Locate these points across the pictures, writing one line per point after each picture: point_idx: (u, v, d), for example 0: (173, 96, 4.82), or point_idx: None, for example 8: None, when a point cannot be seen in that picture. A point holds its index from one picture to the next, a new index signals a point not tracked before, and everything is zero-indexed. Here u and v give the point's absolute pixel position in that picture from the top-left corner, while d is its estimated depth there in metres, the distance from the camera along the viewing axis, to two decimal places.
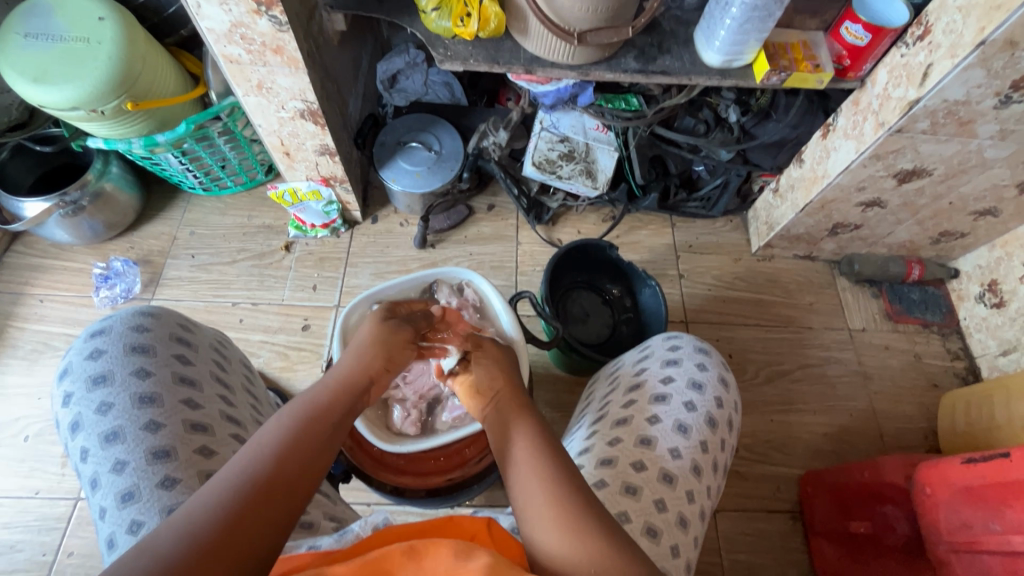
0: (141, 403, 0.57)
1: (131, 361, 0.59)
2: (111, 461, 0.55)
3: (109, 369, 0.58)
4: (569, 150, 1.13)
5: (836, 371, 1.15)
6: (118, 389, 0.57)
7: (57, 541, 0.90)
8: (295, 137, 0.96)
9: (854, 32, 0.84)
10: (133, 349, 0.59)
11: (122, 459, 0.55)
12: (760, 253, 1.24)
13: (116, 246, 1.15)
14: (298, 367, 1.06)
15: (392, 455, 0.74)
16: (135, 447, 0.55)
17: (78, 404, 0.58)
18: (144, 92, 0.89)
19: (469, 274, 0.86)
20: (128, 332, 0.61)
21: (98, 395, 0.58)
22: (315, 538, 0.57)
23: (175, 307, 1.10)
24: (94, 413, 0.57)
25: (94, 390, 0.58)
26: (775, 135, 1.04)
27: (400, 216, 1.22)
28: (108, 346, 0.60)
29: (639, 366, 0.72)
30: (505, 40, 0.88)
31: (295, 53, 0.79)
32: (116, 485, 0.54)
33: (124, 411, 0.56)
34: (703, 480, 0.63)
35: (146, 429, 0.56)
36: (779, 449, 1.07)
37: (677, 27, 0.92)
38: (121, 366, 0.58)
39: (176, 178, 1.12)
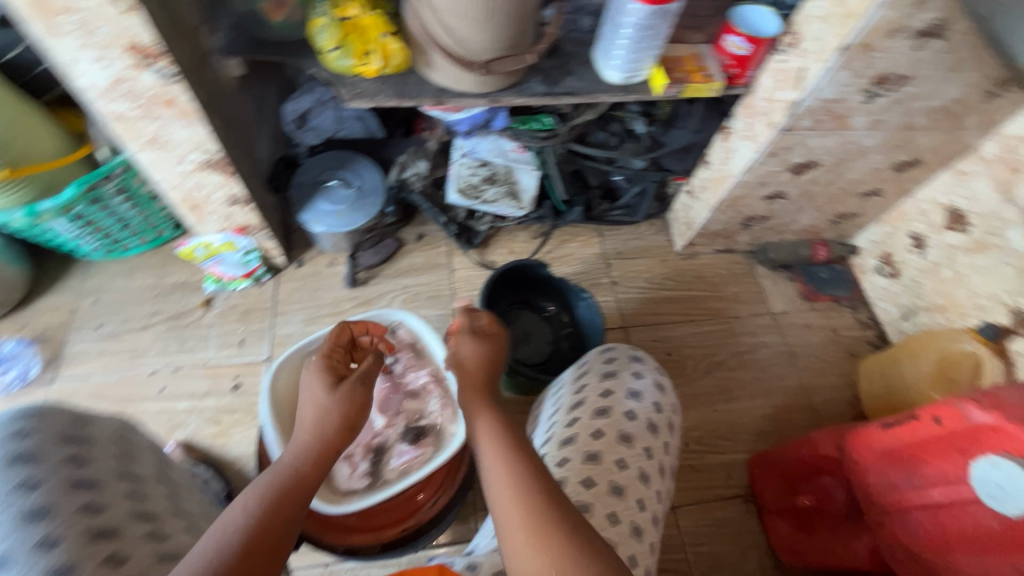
0: (30, 519, 0.50)
1: (12, 475, 0.52)
2: None
3: None
4: (491, 173, 1.15)
5: (766, 354, 1.22)
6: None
7: None
8: (201, 190, 0.91)
9: (735, 43, 0.91)
10: (15, 458, 0.53)
11: None
12: (684, 252, 1.31)
13: (6, 328, 1.03)
14: (233, 430, 0.99)
15: (341, 516, 0.70)
16: (27, 570, 0.48)
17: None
18: (16, 162, 0.82)
19: (399, 314, 0.82)
20: (7, 441, 0.54)
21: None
22: None
23: (84, 385, 1.00)
24: None
25: None
26: (681, 141, 1.11)
27: (327, 257, 1.18)
28: None
29: (578, 383, 0.73)
30: (410, 73, 0.88)
31: (188, 105, 0.75)
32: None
33: (9, 532, 0.50)
34: (652, 485, 0.64)
35: (39, 548, 0.49)
36: (724, 437, 1.11)
37: (577, 49, 0.96)
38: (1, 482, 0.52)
39: (70, 245, 1.03)
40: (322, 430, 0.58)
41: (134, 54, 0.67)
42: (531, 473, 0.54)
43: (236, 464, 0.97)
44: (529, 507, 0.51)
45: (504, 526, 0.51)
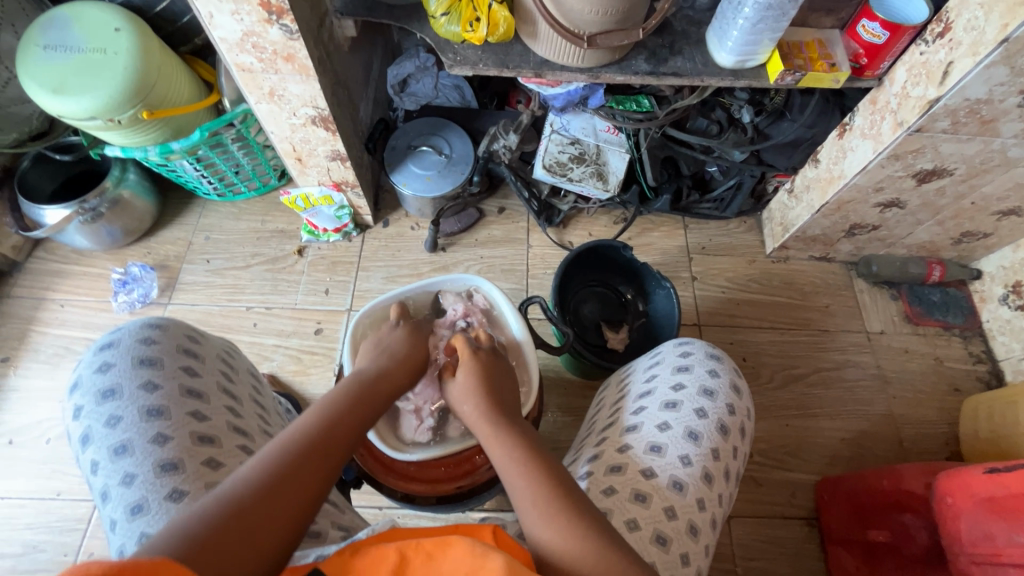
0: (149, 416, 0.58)
1: (139, 374, 0.60)
2: (120, 474, 0.56)
3: (118, 383, 0.60)
4: (580, 152, 1.12)
5: (854, 374, 1.13)
6: (127, 403, 0.59)
7: (77, 542, 0.92)
8: (307, 143, 0.97)
9: (871, 29, 0.82)
10: (141, 362, 0.61)
11: (131, 472, 0.56)
12: (775, 255, 1.23)
13: (134, 252, 1.17)
14: (311, 371, 1.07)
15: (404, 463, 0.74)
16: (144, 460, 0.56)
17: (87, 418, 0.59)
18: (159, 101, 0.90)
19: (475, 279, 0.86)
20: (136, 345, 0.62)
21: (106, 408, 0.59)
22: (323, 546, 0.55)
23: (191, 312, 1.12)
24: (104, 425, 0.58)
25: (103, 404, 0.59)
26: (790, 134, 1.03)
27: (411, 220, 1.22)
28: (117, 359, 0.61)
29: (649, 373, 0.71)
30: (514, 43, 0.87)
31: (305, 61, 0.80)
32: (126, 497, 0.55)
33: (132, 424, 0.57)
34: (715, 487, 0.62)
35: (153, 443, 0.57)
36: (794, 454, 1.05)
37: (689, 28, 0.91)
38: (129, 380, 0.60)
39: (191, 184, 1.14)
40: (390, 378, 0.66)
41: (264, 8, 0.72)
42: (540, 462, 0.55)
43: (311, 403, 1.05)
44: (540, 491, 0.52)
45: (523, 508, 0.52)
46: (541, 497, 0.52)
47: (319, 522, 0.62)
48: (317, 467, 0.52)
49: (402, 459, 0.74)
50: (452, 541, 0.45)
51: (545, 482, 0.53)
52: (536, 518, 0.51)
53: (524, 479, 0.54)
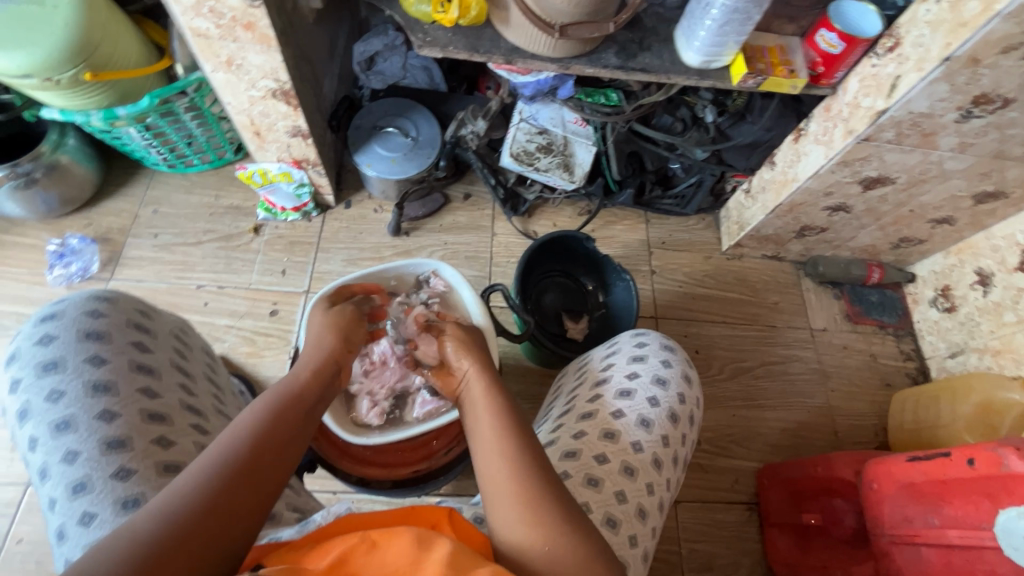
0: (95, 391, 0.56)
1: (84, 347, 0.57)
2: (61, 451, 0.54)
3: (61, 356, 0.57)
4: (548, 142, 1.12)
5: (797, 368, 1.19)
6: (70, 376, 0.56)
7: (4, 528, 0.87)
8: (266, 117, 0.93)
9: (828, 39, 0.85)
10: (87, 335, 0.58)
11: (73, 449, 0.54)
12: (730, 252, 1.27)
13: (73, 223, 1.10)
14: (265, 353, 1.04)
15: (359, 447, 0.74)
16: (88, 437, 0.54)
17: (26, 392, 0.56)
18: (104, 62, 0.84)
19: (434, 263, 0.85)
20: (82, 318, 0.59)
21: (48, 382, 0.56)
22: (278, 529, 0.57)
23: (135, 289, 1.06)
24: (45, 400, 0.55)
25: (44, 377, 0.56)
26: (748, 136, 1.06)
27: (374, 202, 1.20)
28: (61, 332, 0.58)
29: (606, 362, 0.73)
30: (485, 27, 0.86)
31: (267, 30, 0.76)
32: (67, 476, 0.53)
33: (76, 400, 0.55)
34: (663, 473, 0.65)
35: (99, 419, 0.55)
36: (740, 443, 1.10)
37: (659, 24, 0.92)
38: (73, 353, 0.57)
39: (138, 153, 1.07)
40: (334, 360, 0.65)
41: None
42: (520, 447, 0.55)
43: (264, 385, 1.02)
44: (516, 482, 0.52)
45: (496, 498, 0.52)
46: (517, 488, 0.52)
47: (274, 503, 0.61)
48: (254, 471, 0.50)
49: (357, 444, 0.73)
50: (399, 531, 0.45)
51: (520, 469, 0.53)
52: (505, 507, 0.51)
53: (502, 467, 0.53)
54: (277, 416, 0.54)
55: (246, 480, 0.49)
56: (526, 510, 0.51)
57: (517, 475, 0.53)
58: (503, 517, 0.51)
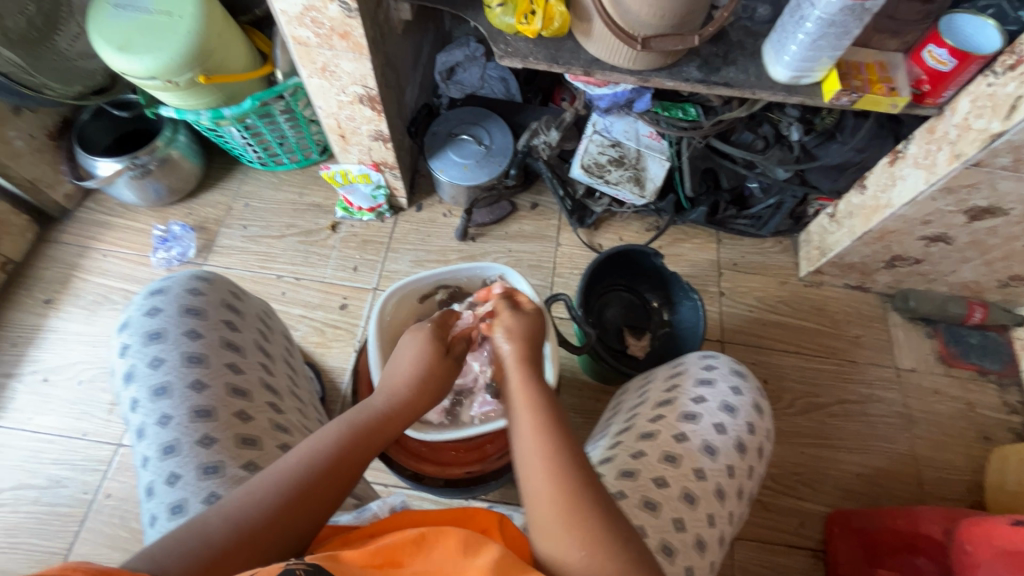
0: (189, 362, 0.61)
1: (184, 322, 0.63)
2: (157, 414, 0.59)
3: (164, 327, 0.62)
4: (620, 155, 1.11)
5: (878, 410, 1.09)
6: (170, 347, 0.61)
7: (97, 482, 0.96)
8: (352, 121, 0.99)
9: (937, 56, 0.79)
10: (187, 311, 0.63)
11: (167, 414, 0.59)
12: (809, 278, 1.20)
13: (176, 211, 1.21)
14: (332, 344, 1.09)
15: (415, 442, 0.75)
16: (180, 404, 0.59)
17: (133, 356, 0.62)
18: (215, 67, 0.93)
19: (500, 267, 0.86)
20: (184, 294, 0.64)
21: (150, 350, 0.62)
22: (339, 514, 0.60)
23: (224, 275, 1.15)
24: (147, 366, 0.61)
25: (149, 345, 0.62)
26: (837, 157, 1.00)
27: (444, 207, 1.23)
28: (166, 305, 0.64)
29: (670, 383, 0.70)
30: (567, 39, 0.87)
31: (360, 39, 0.81)
32: (160, 437, 0.58)
33: (173, 368, 0.60)
34: (726, 504, 0.61)
35: (191, 389, 0.60)
36: (808, 484, 1.03)
37: (746, 39, 0.89)
38: (175, 326, 0.62)
39: (236, 151, 1.17)
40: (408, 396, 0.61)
41: None
42: (568, 449, 0.52)
43: (330, 375, 1.07)
44: (563, 485, 0.49)
45: (537, 505, 0.49)
46: (562, 487, 0.49)
47: None
48: (324, 496, 0.51)
49: (414, 438, 0.75)
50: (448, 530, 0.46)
51: (563, 469, 0.50)
52: (546, 512, 0.48)
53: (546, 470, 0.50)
54: (347, 452, 0.54)
55: (314, 502, 0.51)
56: (570, 515, 0.48)
57: (562, 476, 0.50)
58: (541, 524, 0.49)
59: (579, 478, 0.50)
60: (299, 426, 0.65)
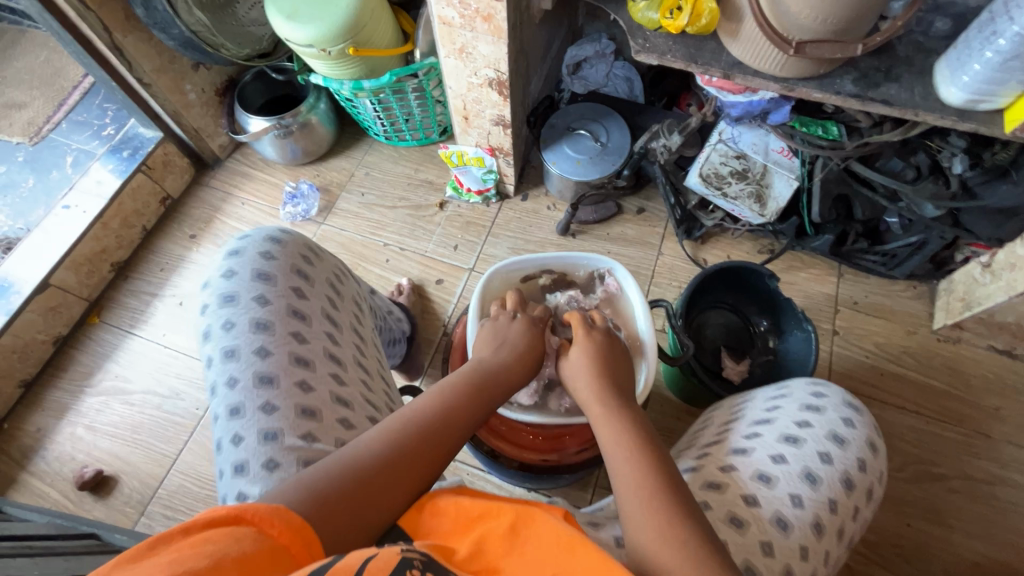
0: (257, 328, 0.64)
1: (255, 286, 0.67)
2: (226, 375, 0.63)
3: (237, 290, 0.67)
4: (743, 168, 1.05)
5: (1011, 496, 0.94)
6: (241, 312, 0.66)
7: (207, 402, 1.07)
8: (478, 104, 1.02)
9: None
10: (258, 276, 0.68)
11: (234, 377, 0.62)
12: (943, 331, 1.06)
13: (306, 172, 1.31)
14: (424, 316, 1.14)
15: (497, 420, 0.76)
16: (246, 368, 0.62)
17: (210, 317, 0.67)
18: (365, 41, 0.99)
19: (609, 262, 0.85)
20: (257, 259, 0.69)
21: (224, 312, 0.66)
22: None
23: (338, 235, 1.24)
24: (221, 328, 0.66)
25: (223, 306, 0.67)
26: (1005, 200, 0.87)
27: (549, 200, 1.24)
28: (240, 269, 0.68)
29: (770, 403, 0.64)
30: (709, 39, 0.84)
31: (501, 23, 0.83)
32: (228, 398, 0.62)
33: (242, 333, 0.64)
34: (823, 541, 0.55)
35: (257, 353, 0.63)
36: (908, 559, 0.91)
37: (914, 54, 0.80)
38: (246, 290, 0.67)
39: (367, 123, 1.25)
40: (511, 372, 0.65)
41: None
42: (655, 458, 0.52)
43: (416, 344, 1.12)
44: (649, 484, 0.49)
45: (628, 499, 0.49)
46: (645, 487, 0.49)
47: None
48: (445, 441, 0.55)
49: (497, 415, 0.76)
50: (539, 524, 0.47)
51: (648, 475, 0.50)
52: (638, 510, 0.48)
53: (634, 469, 0.51)
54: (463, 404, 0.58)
55: (433, 441, 0.54)
56: (661, 520, 0.47)
57: (644, 478, 0.50)
58: (636, 522, 0.47)
59: (664, 485, 0.49)
60: (359, 397, 0.66)
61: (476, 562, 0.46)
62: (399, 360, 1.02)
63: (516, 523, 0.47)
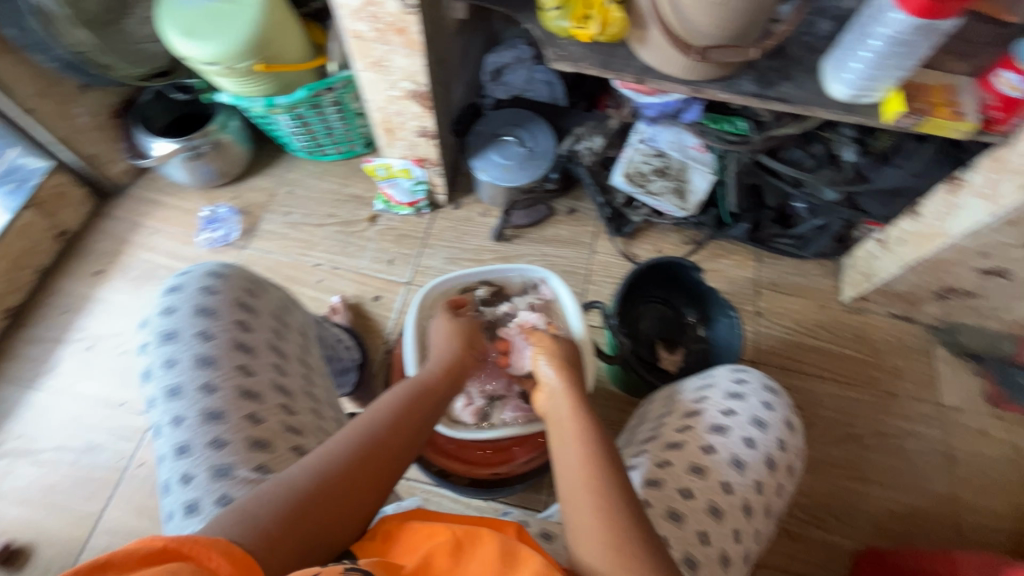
0: (201, 364, 0.59)
1: (197, 322, 0.61)
2: (170, 414, 0.58)
3: (178, 327, 0.61)
4: (663, 165, 1.10)
5: (917, 446, 1.05)
6: (183, 347, 0.60)
7: (132, 450, 0.99)
8: (399, 116, 1.00)
9: (1009, 81, 0.76)
10: (200, 311, 0.62)
11: (180, 414, 0.57)
12: (851, 304, 1.16)
13: (223, 194, 1.24)
14: (363, 335, 1.11)
15: (443, 439, 0.76)
16: (192, 405, 0.57)
17: (150, 355, 0.61)
18: (273, 56, 0.95)
19: (543, 272, 0.86)
20: (198, 293, 0.63)
21: (165, 350, 0.61)
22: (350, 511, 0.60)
23: (264, 259, 1.18)
24: (162, 366, 0.60)
25: (164, 344, 0.61)
26: (892, 181, 0.96)
27: (482, 207, 1.24)
28: (180, 305, 0.63)
29: (699, 394, 0.68)
30: (620, 46, 0.87)
31: (415, 36, 0.82)
32: (173, 437, 0.57)
33: (185, 370, 0.59)
34: (753, 522, 0.60)
35: (202, 391, 0.58)
36: (837, 516, 0.99)
37: (804, 54, 0.87)
38: (188, 326, 0.61)
39: (285, 139, 1.19)
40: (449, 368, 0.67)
41: None
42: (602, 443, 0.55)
43: None
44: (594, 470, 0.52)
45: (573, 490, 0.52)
46: (588, 472, 0.52)
47: None
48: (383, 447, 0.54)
49: (444, 434, 0.76)
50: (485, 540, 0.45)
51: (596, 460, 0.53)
52: (579, 500, 0.51)
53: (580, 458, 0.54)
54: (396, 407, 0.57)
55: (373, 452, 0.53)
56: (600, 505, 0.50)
57: (591, 466, 0.52)
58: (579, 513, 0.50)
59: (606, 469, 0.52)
60: (311, 427, 0.62)
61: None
62: (352, 388, 0.98)
63: (462, 540, 0.45)
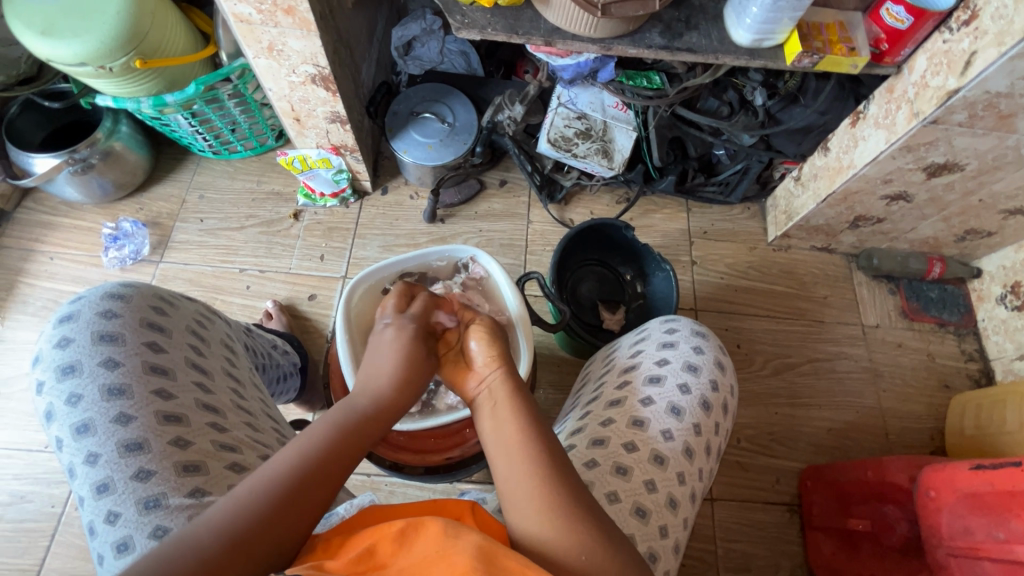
0: (110, 395, 0.55)
1: (98, 351, 0.56)
2: (83, 453, 0.54)
3: (77, 359, 0.56)
4: (586, 128, 1.09)
5: (846, 366, 1.13)
6: (87, 380, 0.55)
7: (65, 495, 0.93)
8: (306, 103, 0.94)
9: (894, 14, 0.79)
10: (101, 338, 0.57)
11: (94, 451, 0.53)
12: (777, 242, 1.21)
13: (126, 207, 1.14)
14: (304, 337, 1.07)
15: (392, 432, 0.75)
16: (106, 440, 0.53)
17: (49, 395, 0.56)
18: (152, 50, 0.86)
19: (471, 249, 0.85)
20: (95, 320, 0.58)
21: (67, 385, 0.56)
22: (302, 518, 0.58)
23: (183, 272, 1.10)
24: (65, 404, 0.55)
25: (64, 380, 0.56)
26: (801, 121, 1.00)
27: (410, 188, 1.20)
28: (77, 334, 0.57)
29: (635, 349, 0.71)
30: (524, 9, 0.85)
31: (306, 15, 0.76)
32: (90, 476, 0.53)
33: (93, 404, 0.55)
34: (695, 463, 0.62)
35: (116, 422, 0.54)
36: (781, 442, 1.06)
37: (707, 2, 0.87)
38: (88, 357, 0.56)
39: (186, 140, 1.11)
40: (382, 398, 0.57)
41: None
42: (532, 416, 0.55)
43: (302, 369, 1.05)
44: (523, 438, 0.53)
45: (507, 463, 0.52)
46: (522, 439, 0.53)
47: None
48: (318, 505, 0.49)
49: (390, 429, 0.74)
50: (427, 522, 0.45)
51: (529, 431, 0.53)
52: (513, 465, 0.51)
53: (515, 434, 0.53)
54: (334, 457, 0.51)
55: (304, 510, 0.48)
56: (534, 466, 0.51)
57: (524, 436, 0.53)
58: (512, 479, 0.51)
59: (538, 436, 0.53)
60: (247, 441, 0.59)
61: (360, 565, 0.44)
62: (295, 393, 0.94)
63: (406, 529, 0.45)
